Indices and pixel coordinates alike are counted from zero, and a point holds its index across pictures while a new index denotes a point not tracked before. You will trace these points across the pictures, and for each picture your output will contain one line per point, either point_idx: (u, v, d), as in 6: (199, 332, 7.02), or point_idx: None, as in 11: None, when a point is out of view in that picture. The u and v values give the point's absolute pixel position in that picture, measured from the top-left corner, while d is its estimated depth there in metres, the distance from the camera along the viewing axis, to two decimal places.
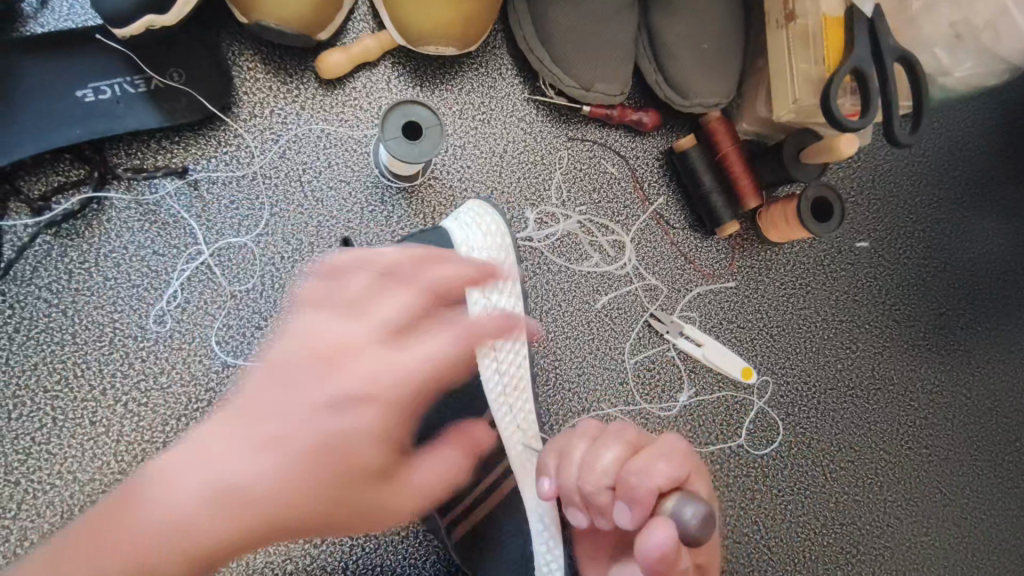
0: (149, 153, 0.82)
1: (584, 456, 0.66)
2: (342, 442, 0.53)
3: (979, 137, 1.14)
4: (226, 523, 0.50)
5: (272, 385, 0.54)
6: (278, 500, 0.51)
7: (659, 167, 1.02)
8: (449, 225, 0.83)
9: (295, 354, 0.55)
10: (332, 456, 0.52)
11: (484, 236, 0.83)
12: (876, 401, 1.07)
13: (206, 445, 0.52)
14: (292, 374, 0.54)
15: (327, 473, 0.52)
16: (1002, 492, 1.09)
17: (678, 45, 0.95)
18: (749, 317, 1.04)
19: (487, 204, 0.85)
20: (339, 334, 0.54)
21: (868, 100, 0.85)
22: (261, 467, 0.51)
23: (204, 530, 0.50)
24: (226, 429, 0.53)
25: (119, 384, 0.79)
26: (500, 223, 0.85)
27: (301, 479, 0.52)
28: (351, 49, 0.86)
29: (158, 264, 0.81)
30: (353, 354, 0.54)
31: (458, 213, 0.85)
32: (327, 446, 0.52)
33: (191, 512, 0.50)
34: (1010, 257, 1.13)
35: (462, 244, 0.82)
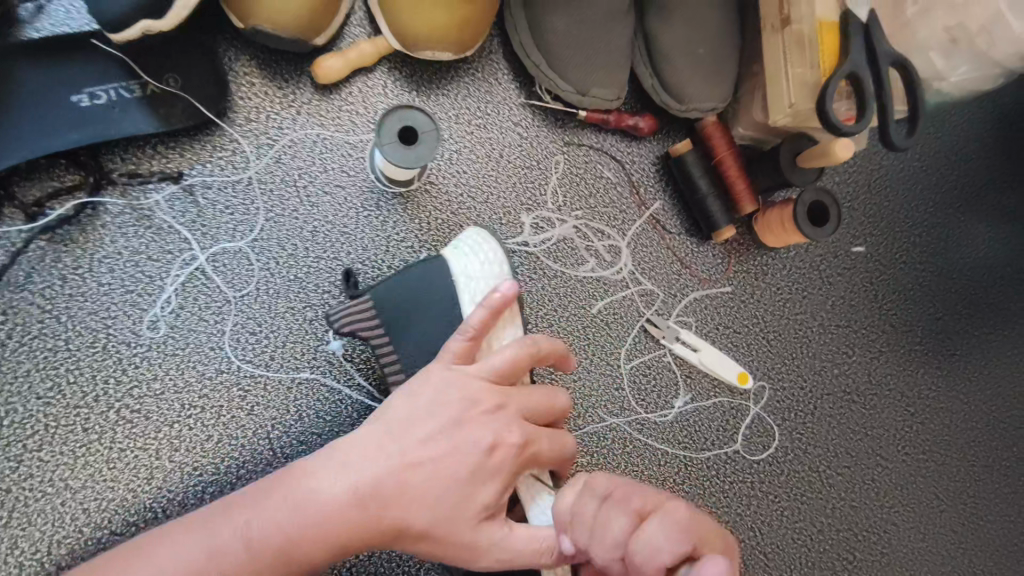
0: (144, 158, 0.82)
1: (596, 517, 0.61)
2: (464, 489, 0.67)
3: (974, 142, 1.14)
4: (349, 526, 0.63)
5: (420, 419, 0.68)
6: (396, 516, 0.65)
7: (655, 171, 1.02)
8: (449, 256, 0.82)
9: (398, 418, 0.68)
10: (449, 494, 0.66)
11: (483, 262, 0.82)
12: (873, 406, 1.07)
13: (355, 457, 0.66)
14: (433, 420, 0.68)
15: (443, 506, 0.66)
16: (1000, 498, 1.09)
17: (675, 50, 0.95)
18: (746, 322, 1.04)
19: (489, 232, 0.85)
20: (437, 412, 0.69)
21: (863, 104, 0.85)
22: (398, 487, 0.65)
23: (329, 527, 0.63)
24: (333, 466, 0.65)
25: (113, 390, 0.78)
26: (500, 258, 0.83)
27: (393, 512, 0.65)
28: (347, 54, 0.86)
29: (152, 270, 0.81)
30: (484, 419, 0.70)
31: (459, 242, 0.84)
32: (450, 486, 0.66)
33: (328, 509, 0.63)
34: (1006, 262, 1.13)
35: (461, 274, 0.81)
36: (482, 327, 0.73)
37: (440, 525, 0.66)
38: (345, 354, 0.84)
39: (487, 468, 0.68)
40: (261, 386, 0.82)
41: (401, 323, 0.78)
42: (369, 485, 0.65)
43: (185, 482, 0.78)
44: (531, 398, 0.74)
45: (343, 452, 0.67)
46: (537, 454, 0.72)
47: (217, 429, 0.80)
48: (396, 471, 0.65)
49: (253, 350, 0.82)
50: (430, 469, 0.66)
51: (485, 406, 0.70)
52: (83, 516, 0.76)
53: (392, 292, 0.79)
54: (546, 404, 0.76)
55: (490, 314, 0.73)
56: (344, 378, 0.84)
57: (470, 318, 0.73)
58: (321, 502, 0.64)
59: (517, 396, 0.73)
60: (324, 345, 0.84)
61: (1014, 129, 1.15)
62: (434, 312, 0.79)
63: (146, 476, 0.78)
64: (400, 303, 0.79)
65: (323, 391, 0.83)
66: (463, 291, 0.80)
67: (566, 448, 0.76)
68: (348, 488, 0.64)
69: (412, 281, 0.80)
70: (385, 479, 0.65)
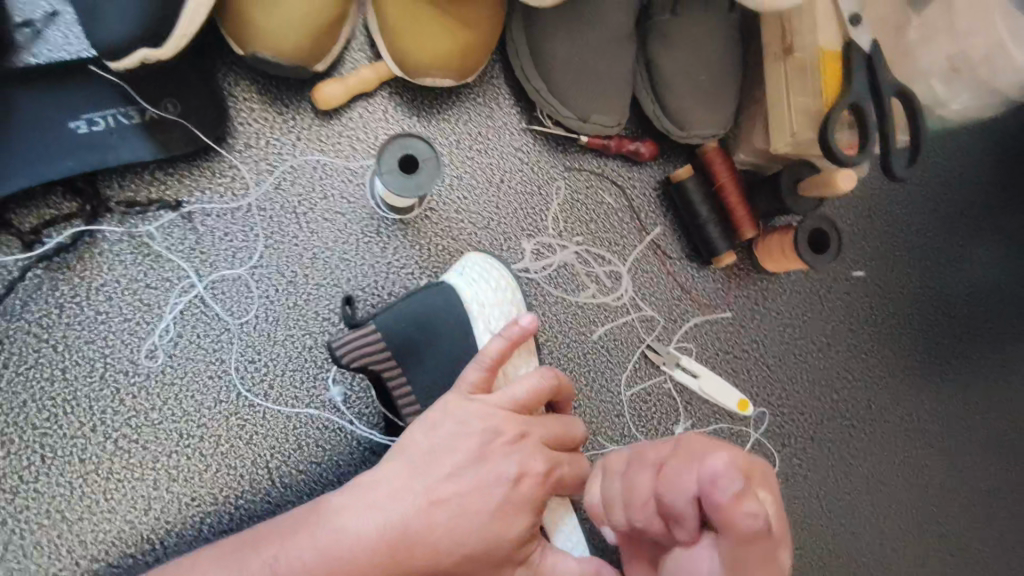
0: (142, 185, 0.81)
1: (618, 485, 0.58)
2: (491, 523, 0.66)
3: (974, 166, 1.14)
4: (376, 569, 0.63)
5: (442, 453, 0.67)
6: (424, 555, 0.64)
7: (656, 196, 1.01)
8: (456, 281, 0.82)
9: (421, 450, 0.67)
10: (476, 530, 0.65)
11: (494, 289, 0.83)
12: (873, 431, 1.07)
13: (378, 495, 0.66)
14: (455, 454, 0.67)
15: (470, 542, 0.65)
16: (998, 523, 1.09)
17: (677, 76, 0.94)
18: (746, 347, 1.03)
19: (492, 258, 0.86)
20: (460, 441, 0.68)
21: (865, 134, 0.85)
22: (425, 524, 0.64)
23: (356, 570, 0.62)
24: (358, 501, 0.65)
25: (109, 420, 0.77)
26: (510, 281, 0.84)
27: (423, 549, 0.64)
28: (348, 80, 0.86)
29: (150, 298, 0.80)
30: (507, 451, 0.69)
31: (464, 267, 0.84)
32: (477, 522, 0.65)
33: (354, 551, 0.63)
34: (1006, 286, 1.13)
35: (472, 300, 0.81)
36: (501, 356, 0.72)
37: (467, 560, 0.65)
38: (343, 382, 0.83)
39: (512, 501, 0.67)
40: (260, 415, 0.81)
41: (417, 347, 0.77)
42: (393, 524, 0.64)
43: (182, 513, 0.77)
44: (551, 425, 0.73)
45: (367, 491, 0.66)
46: (560, 480, 0.72)
47: (215, 459, 0.79)
48: (420, 510, 0.65)
49: (252, 379, 0.81)
50: (455, 505, 0.66)
51: (507, 437, 0.69)
52: (80, 548, 0.75)
53: (407, 316, 0.77)
54: (565, 431, 0.75)
55: (508, 345, 0.72)
56: (343, 406, 0.83)
57: (490, 348, 0.72)
58: (346, 544, 0.63)
59: (537, 425, 0.72)
60: (323, 373, 0.83)
61: (1013, 153, 1.15)
62: (449, 338, 0.79)
63: (142, 507, 0.77)
64: (415, 328, 0.78)
65: (322, 420, 0.82)
66: (478, 316, 0.81)
67: (585, 473, 0.75)
68: (374, 528, 0.64)
69: (427, 303, 0.79)
70: (410, 518, 0.64)
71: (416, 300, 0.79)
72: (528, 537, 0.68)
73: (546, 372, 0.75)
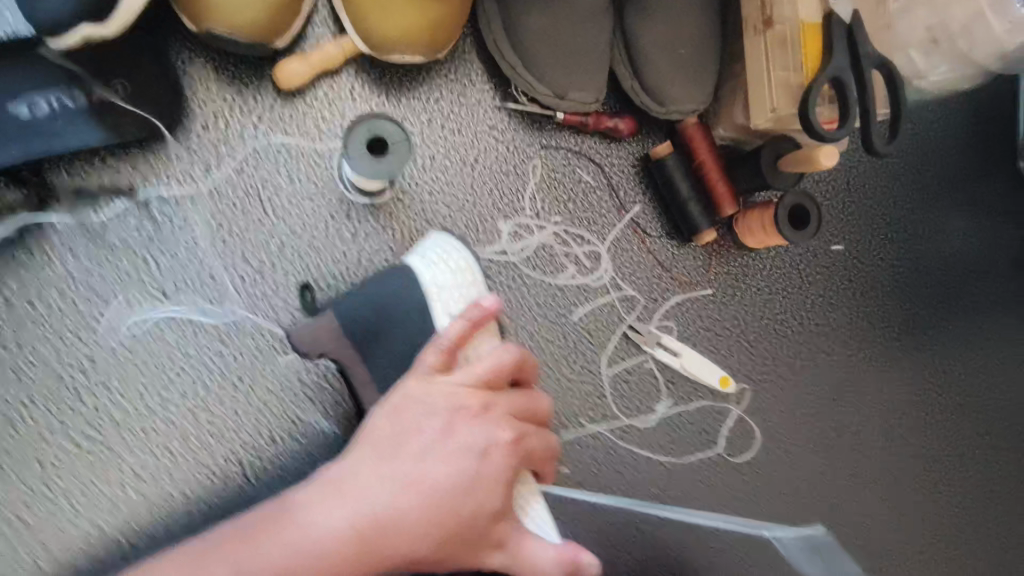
0: (93, 172, 0.77)
1: None
2: (465, 502, 0.64)
3: (951, 138, 1.14)
4: (356, 565, 0.59)
5: (410, 435, 0.65)
6: (404, 544, 0.61)
7: (634, 174, 0.99)
8: (414, 263, 0.78)
9: (387, 436, 0.65)
10: (452, 510, 0.64)
11: (451, 271, 0.78)
12: (851, 404, 1.07)
13: (350, 487, 0.62)
14: (422, 436, 0.66)
15: (447, 525, 0.63)
16: (971, 488, 1.11)
17: (654, 50, 0.91)
18: (726, 325, 1.03)
19: (450, 236, 0.83)
20: (425, 421, 0.66)
21: (846, 108, 0.83)
22: (402, 511, 0.62)
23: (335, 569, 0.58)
24: (329, 494, 0.61)
25: (70, 421, 0.74)
26: (469, 261, 0.81)
27: (400, 538, 0.61)
28: (310, 56, 0.81)
29: (107, 292, 0.76)
30: (473, 426, 0.68)
31: (422, 249, 0.80)
32: (453, 502, 0.64)
33: (332, 548, 0.58)
34: (979, 257, 1.15)
35: (430, 285, 0.77)
36: (462, 338, 0.70)
37: (445, 544, 0.63)
38: (316, 374, 0.81)
39: (484, 475, 0.66)
40: (231, 410, 0.78)
41: (372, 339, 0.76)
42: (368, 515, 0.60)
43: (152, 513, 0.75)
44: (516, 396, 0.72)
45: (337, 484, 0.62)
46: (527, 451, 0.71)
47: (185, 457, 0.76)
48: (395, 497, 0.62)
49: (220, 373, 0.78)
50: (428, 486, 0.64)
51: (471, 410, 0.68)
52: (44, 554, 0.72)
53: (360, 307, 0.76)
54: (530, 400, 0.73)
55: (469, 326, 0.70)
56: (318, 398, 0.80)
57: (450, 331, 0.70)
58: (323, 542, 0.59)
59: (502, 398, 0.71)
60: (295, 364, 0.80)
61: (987, 122, 1.16)
62: (409, 327, 0.76)
63: (109, 509, 0.74)
64: (368, 318, 0.76)
65: (296, 414, 0.80)
66: (438, 300, 0.77)
67: (552, 443, 0.74)
68: (349, 522, 0.60)
69: (380, 292, 0.77)
70: (386, 506, 0.61)
71: (365, 295, 0.76)
72: (502, 512, 0.67)
73: (507, 347, 0.73)
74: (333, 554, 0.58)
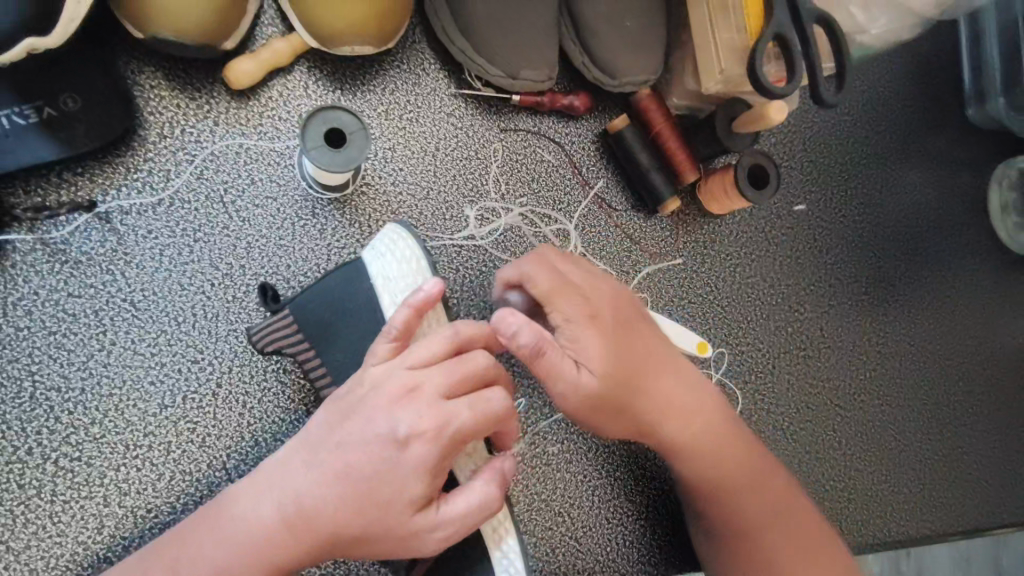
0: (50, 189, 0.76)
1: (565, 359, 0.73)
2: (382, 487, 0.61)
3: (900, 93, 1.18)
4: (282, 552, 0.62)
5: (338, 425, 0.64)
6: (325, 529, 0.62)
7: (595, 149, 1.00)
8: (366, 257, 0.76)
9: (320, 427, 0.65)
10: (368, 496, 0.61)
11: (399, 264, 0.74)
12: (828, 358, 1.09)
13: (278, 480, 0.63)
14: (349, 423, 0.63)
15: (365, 510, 0.62)
16: (951, 430, 1.13)
17: (602, 25, 0.93)
18: (699, 291, 1.04)
19: (404, 227, 0.76)
20: (352, 409, 0.64)
21: (793, 64, 0.85)
22: (321, 499, 0.62)
23: (260, 558, 0.62)
24: (257, 486, 0.64)
25: (47, 441, 0.73)
26: (418, 253, 0.75)
27: (321, 522, 0.62)
28: (259, 55, 0.81)
29: (75, 307, 0.75)
30: (394, 409, 0.62)
31: (374, 242, 0.77)
32: (370, 489, 0.61)
33: (255, 536, 0.62)
34: (937, 205, 1.18)
35: (378, 277, 0.75)
36: (408, 327, 0.66)
37: (367, 527, 0.62)
38: (295, 373, 0.80)
39: (401, 462, 0.61)
40: (211, 415, 0.77)
41: (334, 330, 0.76)
42: (290, 504, 0.62)
43: (140, 527, 0.74)
44: (447, 372, 0.64)
45: (268, 475, 0.64)
46: (461, 433, 0.63)
47: (168, 467, 0.75)
48: (315, 484, 0.62)
49: (198, 380, 0.78)
50: (346, 473, 0.62)
51: (393, 393, 0.63)
52: None
53: (315, 304, 0.76)
54: (467, 373, 0.64)
55: (414, 314, 0.66)
56: (299, 397, 0.80)
57: (394, 320, 0.66)
58: (249, 533, 0.62)
59: (434, 377, 0.63)
60: (273, 364, 0.80)
61: (930, 75, 1.20)
62: (359, 316, 0.76)
63: (96, 526, 0.73)
64: (325, 312, 0.76)
65: (278, 415, 0.79)
66: (385, 291, 0.75)
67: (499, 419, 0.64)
68: (272, 513, 0.62)
69: (334, 289, 0.76)
70: (306, 496, 0.62)
71: (315, 292, 0.76)
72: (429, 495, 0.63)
73: (448, 332, 0.66)
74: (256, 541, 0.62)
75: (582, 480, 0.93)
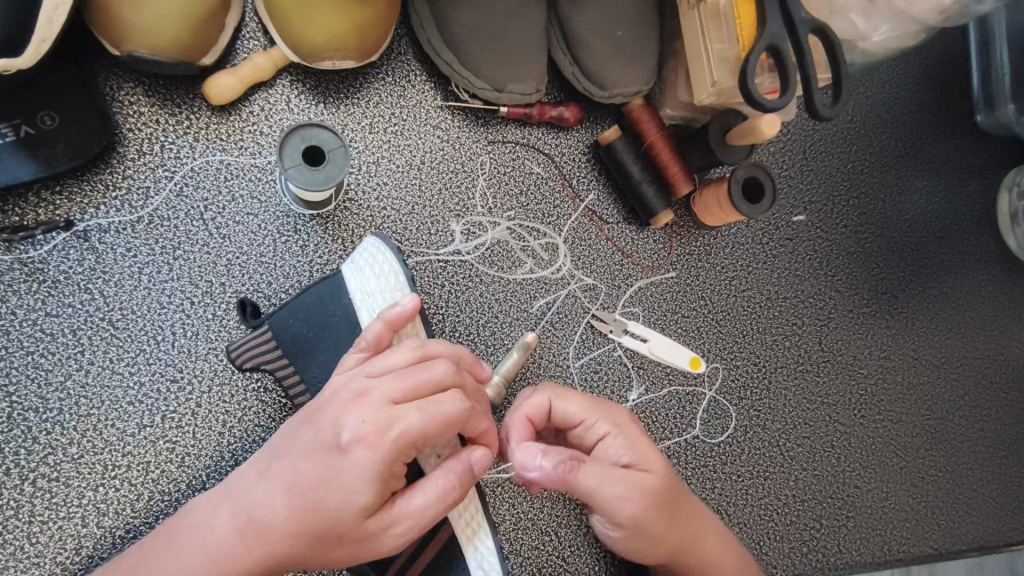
0: (29, 208, 0.76)
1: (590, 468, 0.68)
2: (329, 499, 0.58)
3: (905, 99, 1.15)
4: (237, 567, 0.61)
5: (292, 436, 0.62)
6: (277, 543, 0.60)
7: (586, 160, 0.98)
8: (346, 271, 0.75)
9: (281, 439, 0.63)
10: (314, 507, 0.58)
11: (376, 278, 0.73)
12: (827, 373, 1.06)
13: (236, 491, 0.63)
14: (302, 432, 0.61)
15: (313, 523, 0.59)
16: (955, 447, 1.10)
17: (591, 35, 0.91)
18: (694, 305, 1.01)
19: (382, 239, 0.74)
20: (308, 419, 0.62)
21: (786, 77, 0.82)
22: (271, 511, 0.60)
23: (215, 571, 0.61)
24: (220, 498, 0.64)
25: (24, 461, 0.73)
26: (396, 265, 0.73)
27: (272, 536, 0.60)
28: (240, 71, 0.80)
29: (52, 326, 0.75)
30: (341, 415, 0.59)
31: (355, 254, 0.75)
32: (316, 500, 0.58)
33: (209, 549, 0.61)
34: (943, 215, 1.14)
35: (357, 292, 0.74)
36: (381, 340, 0.66)
37: (316, 540, 0.59)
38: (275, 392, 0.79)
39: (345, 472, 0.58)
40: (190, 434, 0.77)
41: (309, 348, 0.75)
42: (243, 517, 0.61)
43: (117, 547, 0.73)
44: (398, 377, 0.60)
45: (230, 487, 0.64)
46: (409, 442, 0.58)
47: (147, 487, 0.75)
48: (266, 496, 0.60)
49: (177, 399, 0.77)
50: (294, 486, 0.59)
51: (343, 399, 0.60)
52: None
53: (291, 322, 0.75)
54: (420, 379, 0.60)
55: (387, 328, 0.66)
56: (279, 416, 0.79)
57: (366, 333, 0.66)
58: (206, 546, 0.62)
59: (385, 382, 0.60)
60: (253, 383, 0.79)
61: (936, 81, 1.16)
62: (336, 333, 0.75)
63: (74, 546, 0.73)
64: (301, 329, 0.75)
65: (257, 435, 0.79)
66: (363, 306, 0.73)
67: (452, 424, 0.59)
68: (227, 526, 0.61)
69: (309, 305, 0.75)
70: (257, 508, 0.60)
71: (290, 309, 0.75)
72: (380, 505, 0.59)
73: (410, 344, 0.63)
74: (210, 552, 0.61)
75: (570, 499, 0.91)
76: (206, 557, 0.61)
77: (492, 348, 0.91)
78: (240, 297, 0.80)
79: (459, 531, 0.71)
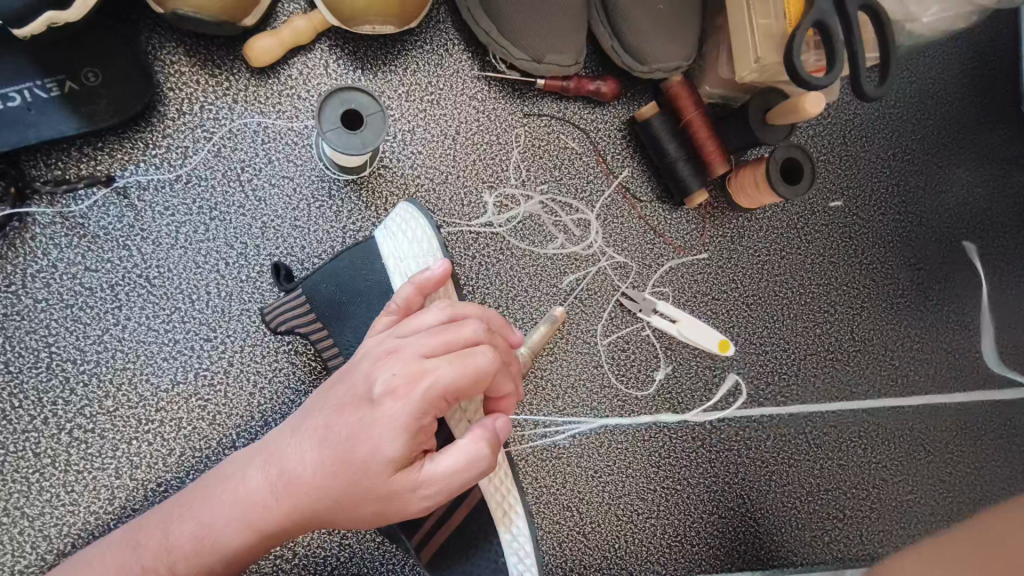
0: (71, 162, 0.77)
1: None
2: (358, 451, 0.58)
3: (952, 85, 1.11)
4: (269, 521, 0.61)
5: (328, 392, 0.63)
6: (307, 496, 0.60)
7: (621, 137, 0.97)
8: (379, 236, 0.75)
9: (316, 398, 0.64)
10: (347, 459, 0.58)
11: (410, 244, 0.73)
12: (858, 362, 1.04)
13: (270, 446, 0.64)
14: (336, 388, 0.62)
15: (344, 476, 0.59)
16: (986, 442, 1.08)
17: (632, 8, 0.89)
18: (725, 288, 1.00)
19: (416, 206, 0.73)
20: (343, 376, 0.62)
21: (833, 54, 0.80)
22: (304, 463, 0.60)
23: (247, 527, 0.61)
24: (255, 455, 0.64)
25: (62, 411, 0.74)
26: (428, 231, 0.72)
27: (302, 489, 0.60)
28: (280, 33, 0.80)
29: (92, 281, 0.77)
30: (373, 370, 0.59)
31: (387, 220, 0.75)
32: (346, 452, 0.58)
33: (241, 503, 0.62)
34: (986, 207, 1.11)
35: (389, 257, 0.74)
36: (411, 303, 0.65)
37: (346, 494, 0.59)
38: (306, 355, 0.80)
39: (375, 423, 0.58)
40: (221, 394, 0.78)
41: (342, 315, 0.75)
42: (276, 471, 0.61)
43: (149, 499, 0.75)
44: (430, 334, 0.60)
45: (264, 445, 0.65)
46: (439, 395, 0.58)
47: (178, 443, 0.76)
48: (300, 451, 0.61)
49: (209, 357, 0.78)
50: (326, 439, 0.60)
51: (375, 357, 0.61)
52: (44, 544, 0.72)
53: (324, 285, 0.75)
54: (453, 336, 0.60)
55: (417, 293, 0.65)
56: (309, 378, 0.80)
57: (396, 296, 0.66)
58: (238, 502, 0.62)
59: (416, 339, 0.60)
60: (285, 345, 0.80)
61: (986, 66, 1.12)
62: (368, 298, 0.75)
63: (107, 497, 0.74)
64: (335, 294, 0.75)
65: (287, 397, 0.79)
66: (396, 271, 0.73)
67: (481, 377, 0.59)
68: (260, 481, 0.62)
69: (343, 270, 0.75)
70: (290, 461, 0.61)
71: (325, 274, 0.75)
72: (407, 460, 0.58)
73: (438, 305, 0.63)
74: (241, 506, 0.62)
75: (592, 476, 0.91)
76: (237, 513, 0.62)
77: (521, 322, 0.91)
78: (274, 260, 0.80)
79: (490, 496, 0.72)
